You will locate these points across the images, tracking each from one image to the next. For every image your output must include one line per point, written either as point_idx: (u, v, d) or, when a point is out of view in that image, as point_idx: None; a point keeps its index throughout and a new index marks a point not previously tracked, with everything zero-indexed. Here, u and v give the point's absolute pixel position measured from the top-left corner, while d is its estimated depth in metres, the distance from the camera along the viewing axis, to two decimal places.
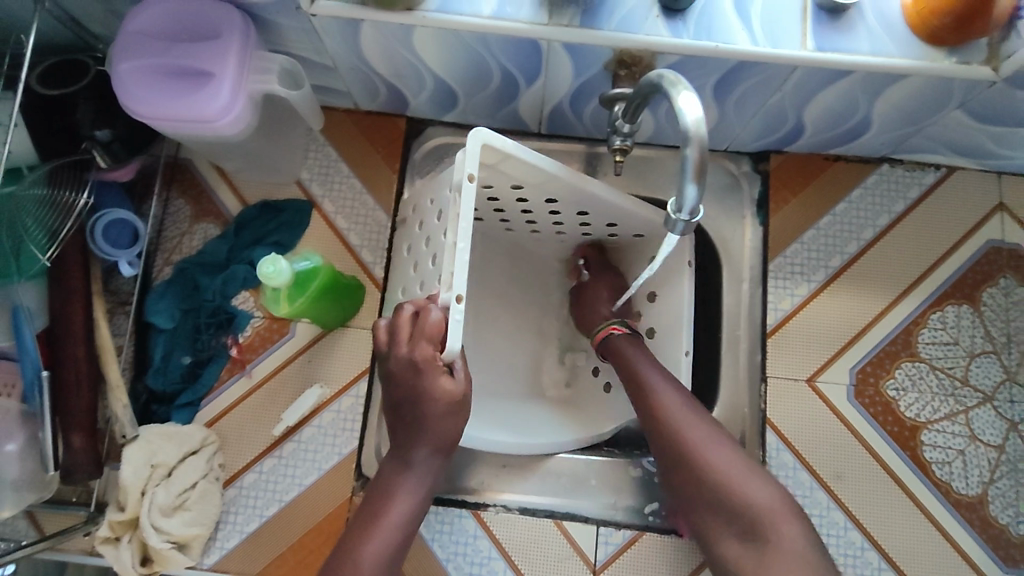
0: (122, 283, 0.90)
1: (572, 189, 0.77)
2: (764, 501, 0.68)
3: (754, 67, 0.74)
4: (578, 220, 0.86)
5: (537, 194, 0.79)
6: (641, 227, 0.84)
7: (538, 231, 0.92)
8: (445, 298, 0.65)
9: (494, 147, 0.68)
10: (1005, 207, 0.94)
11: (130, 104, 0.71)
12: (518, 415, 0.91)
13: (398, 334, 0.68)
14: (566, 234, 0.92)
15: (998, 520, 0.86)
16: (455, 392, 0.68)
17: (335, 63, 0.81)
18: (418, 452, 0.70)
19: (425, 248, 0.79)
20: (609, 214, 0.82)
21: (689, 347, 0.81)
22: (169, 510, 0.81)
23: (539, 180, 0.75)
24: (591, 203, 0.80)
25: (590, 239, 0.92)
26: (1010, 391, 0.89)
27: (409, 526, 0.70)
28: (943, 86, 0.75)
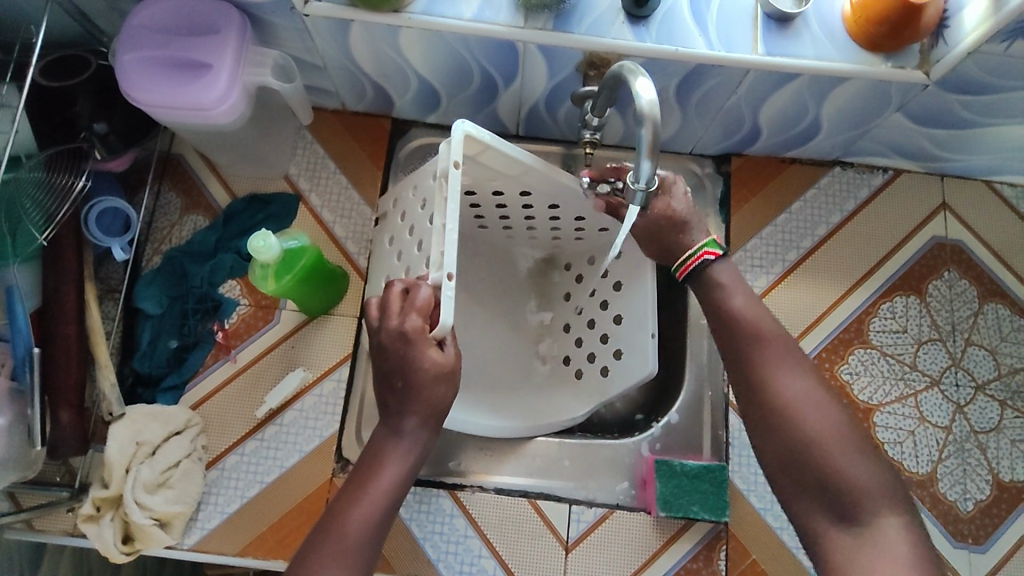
0: (112, 271, 0.93)
1: (546, 181, 0.82)
2: (862, 469, 0.63)
3: (712, 70, 0.80)
4: (549, 213, 0.91)
5: (513, 187, 0.84)
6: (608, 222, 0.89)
7: (512, 228, 0.98)
8: (435, 276, 0.69)
9: (475, 136, 0.73)
10: (948, 207, 1.01)
11: (130, 91, 0.76)
12: (497, 406, 0.95)
13: (389, 308, 0.70)
14: (539, 230, 0.98)
15: (947, 496, 0.91)
16: (444, 362, 0.70)
17: (325, 63, 0.87)
18: (408, 421, 0.69)
19: (409, 236, 0.84)
20: (580, 208, 0.88)
21: (655, 330, 0.84)
22: (153, 487, 0.83)
23: (516, 171, 0.80)
24: (561, 197, 0.86)
25: (563, 236, 0.98)
26: (955, 375, 0.95)
27: (397, 493, 0.68)
28: (883, 89, 0.82)
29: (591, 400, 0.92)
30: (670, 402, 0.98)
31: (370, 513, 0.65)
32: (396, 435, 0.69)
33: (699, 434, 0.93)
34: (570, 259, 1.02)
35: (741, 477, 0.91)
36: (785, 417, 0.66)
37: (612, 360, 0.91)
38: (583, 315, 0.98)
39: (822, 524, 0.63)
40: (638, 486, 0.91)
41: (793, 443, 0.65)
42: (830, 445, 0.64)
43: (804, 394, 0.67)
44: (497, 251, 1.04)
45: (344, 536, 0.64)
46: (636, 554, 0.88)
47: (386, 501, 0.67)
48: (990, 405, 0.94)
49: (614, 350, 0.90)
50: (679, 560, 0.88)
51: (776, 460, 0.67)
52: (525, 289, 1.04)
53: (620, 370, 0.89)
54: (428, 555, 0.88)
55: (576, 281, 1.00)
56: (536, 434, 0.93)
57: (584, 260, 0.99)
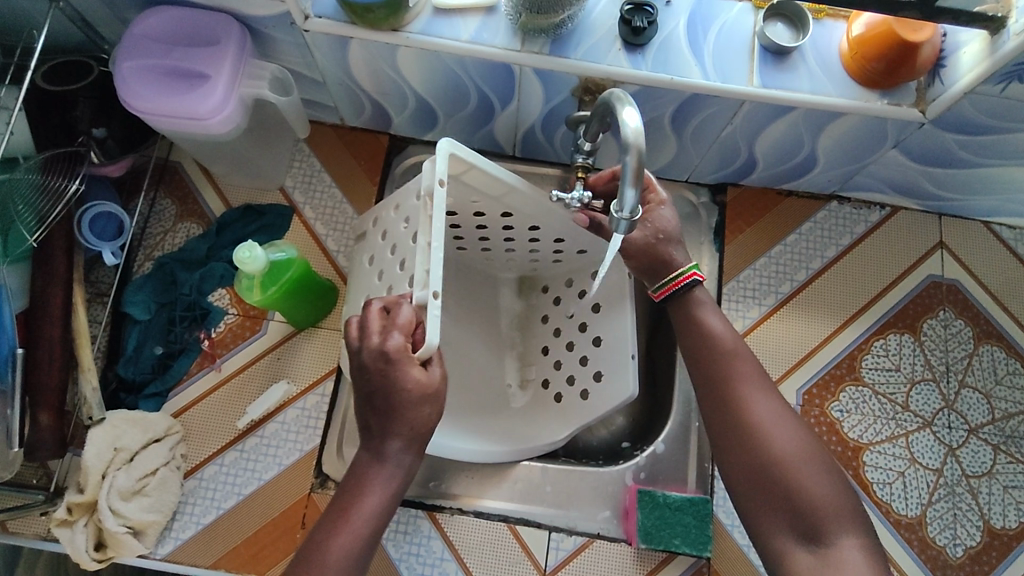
0: (103, 275, 0.93)
1: (532, 202, 0.82)
2: (829, 489, 0.64)
3: (708, 99, 0.80)
4: (531, 238, 0.92)
5: (496, 209, 0.84)
6: (587, 243, 0.90)
7: (491, 250, 0.98)
8: (420, 296, 0.68)
9: (459, 156, 0.73)
10: (945, 245, 1.01)
11: (128, 100, 0.77)
12: (479, 431, 0.92)
13: (369, 328, 0.68)
14: (524, 254, 0.97)
15: (936, 541, 0.89)
16: (428, 382, 0.67)
17: (324, 77, 0.88)
18: (390, 444, 0.67)
19: (388, 255, 0.82)
20: (563, 231, 0.88)
21: (635, 351, 0.85)
22: (128, 494, 0.82)
23: (501, 192, 0.80)
24: (546, 223, 0.87)
25: (541, 260, 0.98)
26: (948, 418, 0.93)
27: (380, 518, 0.67)
28: (878, 125, 0.82)
29: (567, 425, 0.90)
30: (656, 431, 0.96)
31: (351, 537, 0.65)
32: (379, 459, 0.67)
33: (685, 466, 0.92)
34: (549, 281, 1.02)
35: (725, 511, 0.90)
36: (752, 432, 0.67)
37: (591, 382, 0.90)
38: (562, 337, 0.97)
39: (788, 544, 0.63)
40: (620, 517, 0.89)
41: (758, 459, 0.66)
42: (795, 462, 0.65)
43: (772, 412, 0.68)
44: (478, 272, 1.04)
45: (320, 559, 0.63)
46: None
47: (366, 529, 0.66)
48: (982, 449, 0.92)
49: (592, 372, 0.90)
50: None
51: (742, 475, 0.67)
52: (504, 311, 1.04)
53: (599, 395, 0.88)
54: None
55: (553, 303, 1.00)
56: (520, 459, 0.91)
57: (562, 282, 1.00)
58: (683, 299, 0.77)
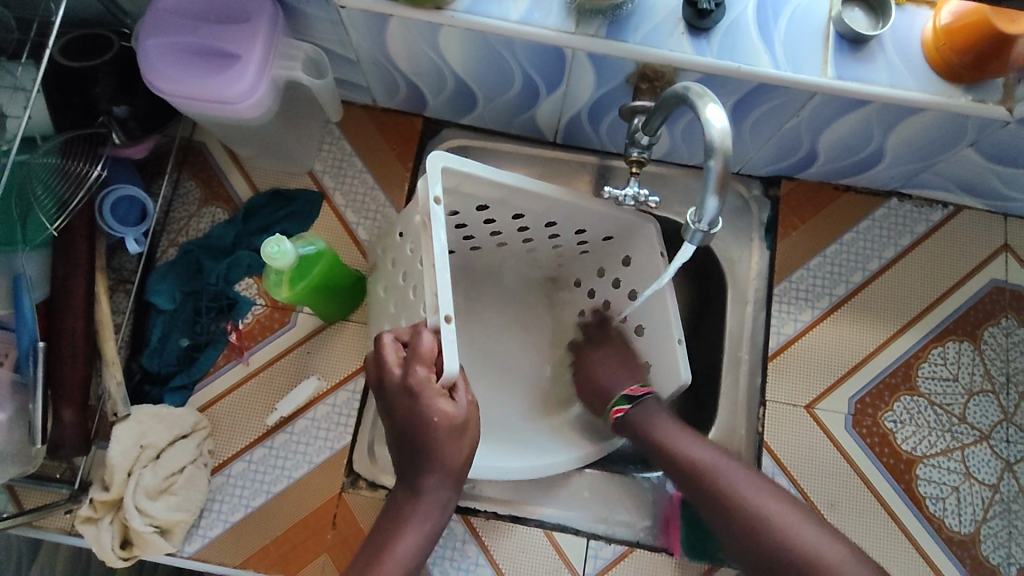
0: (125, 261, 0.89)
1: (544, 199, 0.77)
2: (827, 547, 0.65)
3: (775, 91, 0.74)
4: (550, 231, 0.86)
5: (507, 211, 0.80)
6: (613, 227, 0.83)
7: (512, 245, 0.92)
8: (433, 320, 0.66)
9: (452, 168, 0.69)
10: (1009, 248, 0.95)
11: (153, 80, 0.71)
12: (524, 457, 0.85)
13: (387, 362, 0.67)
14: (544, 249, 0.92)
15: (990, 559, 0.85)
16: (455, 413, 0.65)
17: (358, 57, 0.82)
18: (426, 480, 0.66)
19: (406, 255, 0.78)
20: (583, 221, 0.82)
21: (680, 335, 0.78)
22: (155, 493, 0.80)
23: (502, 195, 0.76)
24: (574, 215, 0.81)
25: (566, 250, 0.92)
26: (1007, 431, 0.89)
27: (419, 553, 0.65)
28: (958, 122, 0.75)
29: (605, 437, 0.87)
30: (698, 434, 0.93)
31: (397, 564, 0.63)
32: (414, 494, 0.67)
33: None
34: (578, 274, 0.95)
35: None
36: (760, 527, 0.68)
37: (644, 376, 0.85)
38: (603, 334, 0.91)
39: None
40: (660, 526, 0.86)
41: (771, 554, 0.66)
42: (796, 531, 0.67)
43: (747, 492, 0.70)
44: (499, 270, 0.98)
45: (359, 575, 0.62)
46: None
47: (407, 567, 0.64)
48: None
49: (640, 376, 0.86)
50: None
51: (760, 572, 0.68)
52: (537, 304, 0.99)
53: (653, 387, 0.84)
54: None
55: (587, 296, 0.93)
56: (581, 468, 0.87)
57: (593, 273, 0.93)
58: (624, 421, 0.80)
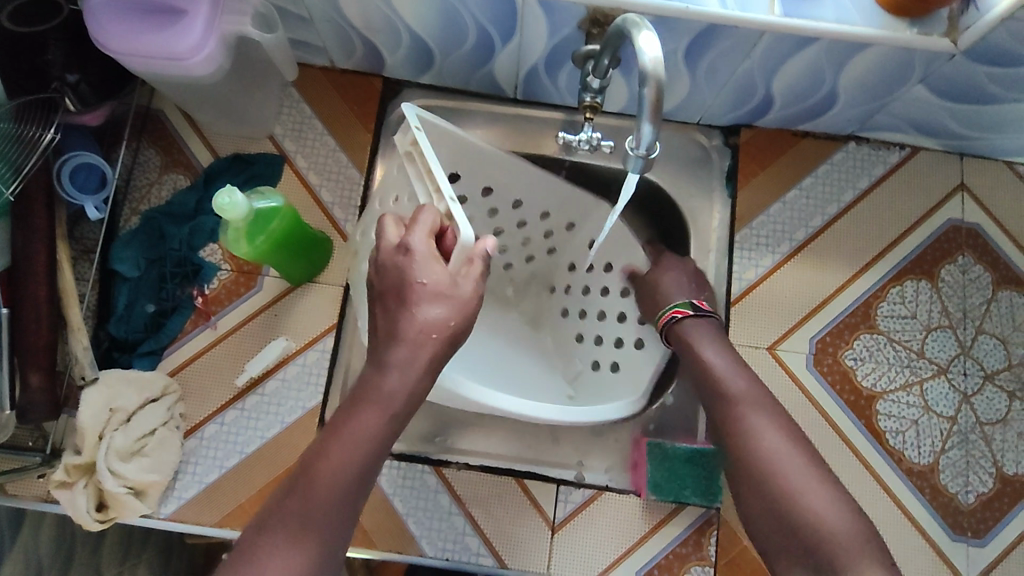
0: (88, 231, 0.89)
1: (510, 167, 0.85)
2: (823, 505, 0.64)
3: (725, 31, 0.75)
4: (516, 216, 0.92)
5: (476, 185, 0.87)
6: (578, 211, 0.92)
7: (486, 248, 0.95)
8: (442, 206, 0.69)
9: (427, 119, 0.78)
10: (966, 187, 0.96)
11: (101, 39, 0.71)
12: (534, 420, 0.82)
13: (388, 233, 0.68)
14: (512, 249, 0.96)
15: (948, 488, 0.88)
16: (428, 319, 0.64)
17: (311, 14, 0.82)
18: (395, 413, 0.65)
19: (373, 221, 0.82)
20: (550, 201, 0.90)
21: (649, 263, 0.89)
22: (127, 455, 0.81)
23: (471, 158, 0.84)
24: (545, 186, 0.88)
25: (535, 249, 0.97)
26: (964, 364, 0.91)
27: (378, 443, 0.63)
28: (905, 57, 0.76)
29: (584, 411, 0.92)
30: None
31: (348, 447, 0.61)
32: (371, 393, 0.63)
33: (693, 418, 0.91)
34: (550, 279, 0.98)
35: None
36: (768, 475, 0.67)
37: (628, 342, 0.90)
38: (583, 321, 0.95)
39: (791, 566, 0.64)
40: (629, 468, 0.89)
41: (762, 481, 0.67)
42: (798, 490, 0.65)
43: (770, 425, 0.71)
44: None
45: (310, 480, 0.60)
46: (626, 538, 0.86)
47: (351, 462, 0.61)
48: (997, 396, 0.91)
49: (613, 361, 0.91)
50: (668, 544, 0.86)
51: (750, 502, 0.68)
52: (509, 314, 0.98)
53: (631, 361, 0.90)
54: (411, 531, 0.86)
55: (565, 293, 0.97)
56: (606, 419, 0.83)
57: (564, 269, 0.97)
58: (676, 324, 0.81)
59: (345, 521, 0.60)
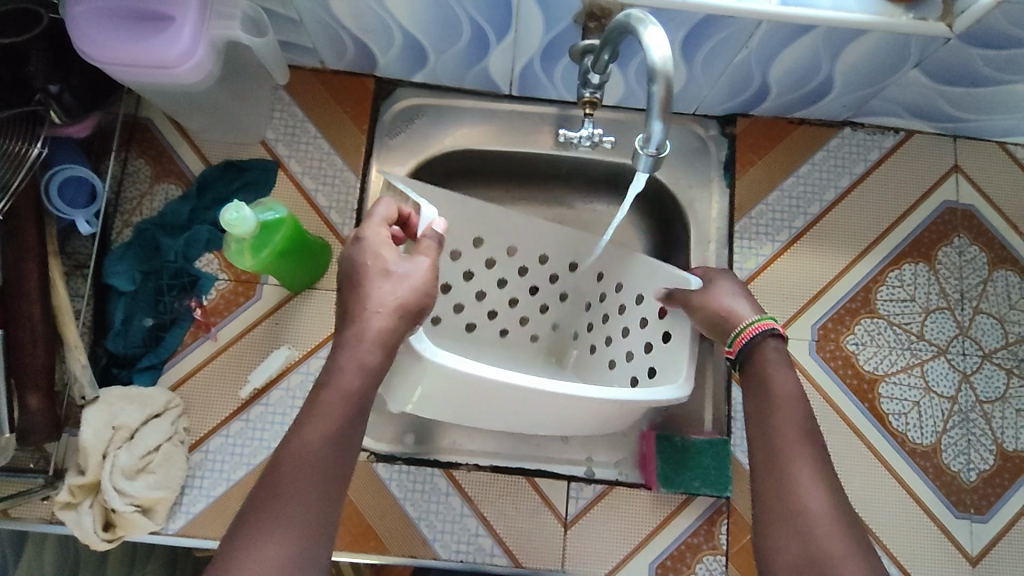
0: (80, 245, 0.86)
1: (499, 217, 0.91)
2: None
3: (721, 21, 0.74)
4: (515, 264, 0.95)
5: (469, 235, 0.92)
6: (563, 247, 0.94)
7: (496, 304, 0.95)
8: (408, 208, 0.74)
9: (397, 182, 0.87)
10: (960, 169, 0.97)
11: (84, 48, 0.69)
12: (565, 406, 0.73)
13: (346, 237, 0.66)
14: (529, 309, 0.96)
15: (951, 467, 0.89)
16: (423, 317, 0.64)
17: (300, 15, 0.80)
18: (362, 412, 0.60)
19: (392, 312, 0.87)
20: (534, 241, 0.94)
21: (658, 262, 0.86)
22: (132, 473, 0.79)
23: (451, 207, 0.89)
24: (518, 229, 0.92)
25: (546, 300, 0.97)
26: (963, 344, 0.93)
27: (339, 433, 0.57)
28: (901, 42, 0.76)
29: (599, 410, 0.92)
30: None
31: (320, 435, 0.56)
32: None
33: (699, 409, 0.91)
34: (571, 328, 0.97)
35: (741, 426, 0.90)
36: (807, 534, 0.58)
37: (657, 341, 0.85)
38: (610, 347, 0.91)
39: None
40: (639, 462, 0.89)
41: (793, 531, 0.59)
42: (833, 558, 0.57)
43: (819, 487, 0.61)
44: (501, 351, 0.95)
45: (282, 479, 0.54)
46: (638, 530, 0.87)
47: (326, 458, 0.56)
48: (996, 374, 0.92)
49: (647, 366, 0.86)
50: (679, 536, 0.87)
51: (777, 550, 0.60)
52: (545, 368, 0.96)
53: (664, 357, 0.84)
54: (423, 535, 0.85)
55: (587, 331, 0.95)
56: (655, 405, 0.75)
57: (579, 310, 0.97)
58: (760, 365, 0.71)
59: (321, 513, 0.54)
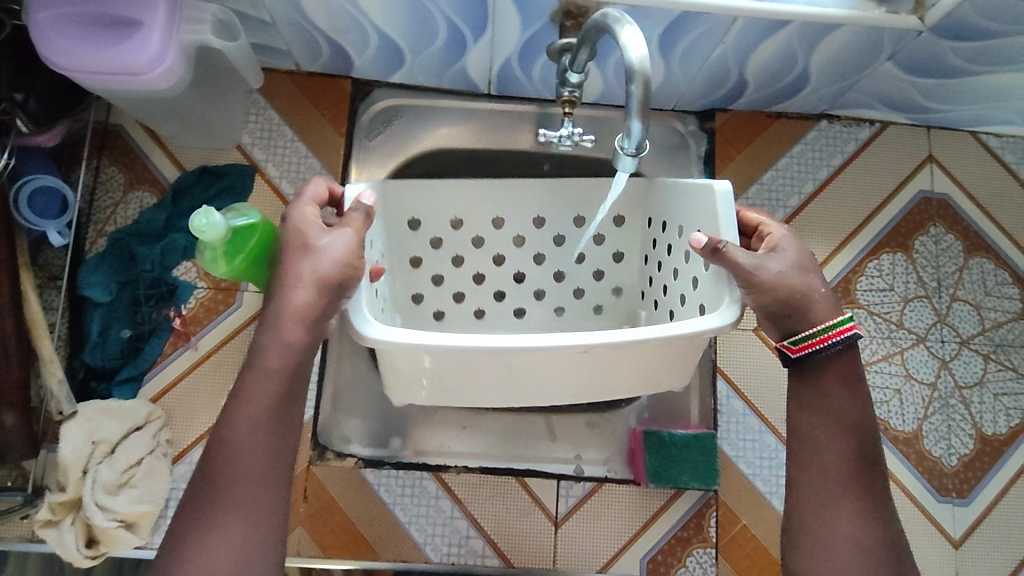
0: (52, 257, 0.85)
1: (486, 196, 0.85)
2: None
3: (697, 18, 0.74)
4: (551, 236, 0.89)
5: (484, 219, 0.87)
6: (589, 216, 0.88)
7: (541, 283, 0.90)
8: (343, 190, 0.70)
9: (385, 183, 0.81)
10: (935, 158, 0.99)
11: (49, 55, 0.67)
12: (570, 373, 0.66)
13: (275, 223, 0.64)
14: (588, 280, 0.90)
15: (932, 452, 0.91)
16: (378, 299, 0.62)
17: (273, 17, 0.78)
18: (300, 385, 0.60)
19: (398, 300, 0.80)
20: (551, 209, 0.87)
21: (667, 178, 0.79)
22: (115, 488, 0.78)
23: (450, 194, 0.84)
24: (528, 204, 0.87)
25: (606, 266, 0.90)
26: (941, 332, 0.94)
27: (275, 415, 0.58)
28: (874, 36, 0.77)
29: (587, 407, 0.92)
30: None
31: (255, 418, 0.57)
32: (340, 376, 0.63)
33: (685, 404, 0.92)
34: (640, 285, 0.90)
35: (728, 419, 0.91)
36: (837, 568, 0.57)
37: (700, 272, 0.71)
38: (670, 296, 0.81)
39: None
40: (627, 458, 0.89)
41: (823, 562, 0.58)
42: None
43: (863, 521, 0.59)
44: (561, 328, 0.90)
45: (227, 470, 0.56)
46: (628, 527, 0.87)
47: (261, 453, 0.57)
48: (974, 360, 0.94)
49: (698, 304, 0.72)
50: (668, 530, 0.87)
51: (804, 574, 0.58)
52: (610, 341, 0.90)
53: (706, 287, 0.70)
54: (414, 539, 0.85)
55: (650, 287, 0.87)
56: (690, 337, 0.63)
57: (640, 263, 0.89)
58: (799, 324, 0.63)
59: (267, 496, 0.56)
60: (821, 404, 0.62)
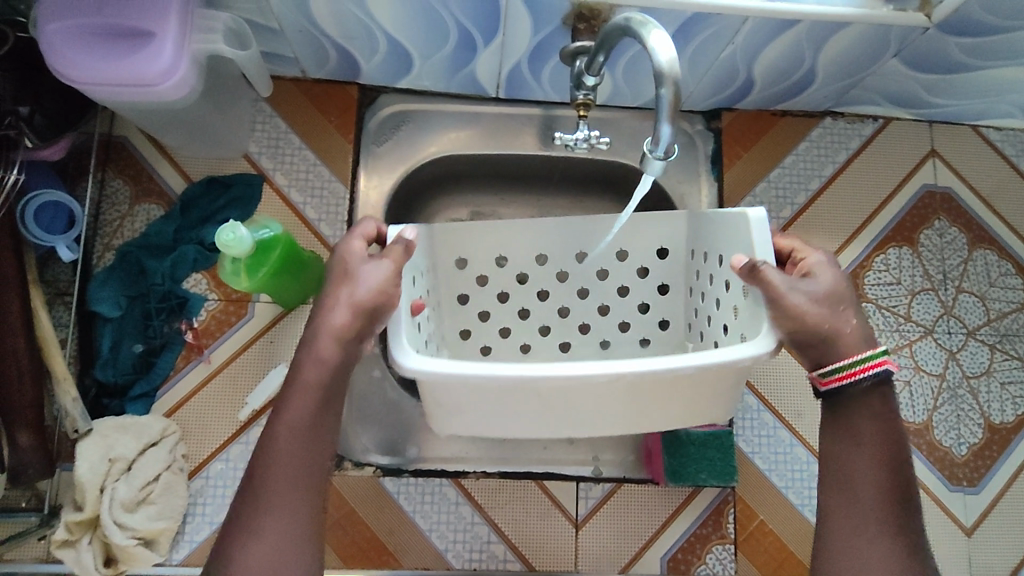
0: (60, 272, 0.83)
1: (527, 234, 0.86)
2: None
3: (708, 18, 0.75)
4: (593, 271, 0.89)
5: (529, 258, 0.88)
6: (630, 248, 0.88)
7: (587, 318, 0.90)
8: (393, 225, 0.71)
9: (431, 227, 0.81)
10: (937, 152, 1.00)
11: (58, 68, 0.66)
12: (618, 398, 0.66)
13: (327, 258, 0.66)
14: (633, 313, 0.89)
15: (943, 443, 0.92)
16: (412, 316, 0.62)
17: (281, 25, 0.77)
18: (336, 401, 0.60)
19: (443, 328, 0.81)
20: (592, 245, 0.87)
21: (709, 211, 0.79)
22: (132, 505, 0.77)
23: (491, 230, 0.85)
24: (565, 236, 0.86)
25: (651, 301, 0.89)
26: (948, 323, 0.95)
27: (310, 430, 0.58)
28: (882, 33, 0.78)
29: None
30: None
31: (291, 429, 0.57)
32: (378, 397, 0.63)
33: None
34: (686, 318, 0.88)
35: (743, 416, 0.92)
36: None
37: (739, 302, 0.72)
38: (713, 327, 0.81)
39: None
40: (644, 458, 0.90)
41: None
42: None
43: (900, 548, 0.59)
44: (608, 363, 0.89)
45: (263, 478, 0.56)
46: (648, 526, 0.87)
47: (295, 464, 0.57)
48: (980, 350, 0.95)
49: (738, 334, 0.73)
50: (688, 528, 0.88)
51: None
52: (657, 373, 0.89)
53: (746, 317, 0.70)
54: (435, 546, 0.85)
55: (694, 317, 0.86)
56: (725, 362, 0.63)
57: (683, 294, 0.88)
58: (827, 333, 0.64)
59: (298, 503, 0.56)
60: (852, 422, 0.63)
